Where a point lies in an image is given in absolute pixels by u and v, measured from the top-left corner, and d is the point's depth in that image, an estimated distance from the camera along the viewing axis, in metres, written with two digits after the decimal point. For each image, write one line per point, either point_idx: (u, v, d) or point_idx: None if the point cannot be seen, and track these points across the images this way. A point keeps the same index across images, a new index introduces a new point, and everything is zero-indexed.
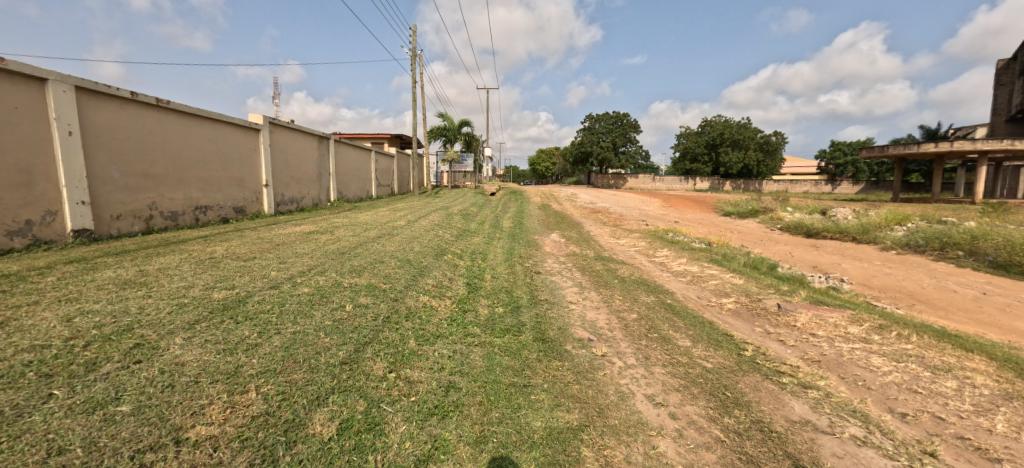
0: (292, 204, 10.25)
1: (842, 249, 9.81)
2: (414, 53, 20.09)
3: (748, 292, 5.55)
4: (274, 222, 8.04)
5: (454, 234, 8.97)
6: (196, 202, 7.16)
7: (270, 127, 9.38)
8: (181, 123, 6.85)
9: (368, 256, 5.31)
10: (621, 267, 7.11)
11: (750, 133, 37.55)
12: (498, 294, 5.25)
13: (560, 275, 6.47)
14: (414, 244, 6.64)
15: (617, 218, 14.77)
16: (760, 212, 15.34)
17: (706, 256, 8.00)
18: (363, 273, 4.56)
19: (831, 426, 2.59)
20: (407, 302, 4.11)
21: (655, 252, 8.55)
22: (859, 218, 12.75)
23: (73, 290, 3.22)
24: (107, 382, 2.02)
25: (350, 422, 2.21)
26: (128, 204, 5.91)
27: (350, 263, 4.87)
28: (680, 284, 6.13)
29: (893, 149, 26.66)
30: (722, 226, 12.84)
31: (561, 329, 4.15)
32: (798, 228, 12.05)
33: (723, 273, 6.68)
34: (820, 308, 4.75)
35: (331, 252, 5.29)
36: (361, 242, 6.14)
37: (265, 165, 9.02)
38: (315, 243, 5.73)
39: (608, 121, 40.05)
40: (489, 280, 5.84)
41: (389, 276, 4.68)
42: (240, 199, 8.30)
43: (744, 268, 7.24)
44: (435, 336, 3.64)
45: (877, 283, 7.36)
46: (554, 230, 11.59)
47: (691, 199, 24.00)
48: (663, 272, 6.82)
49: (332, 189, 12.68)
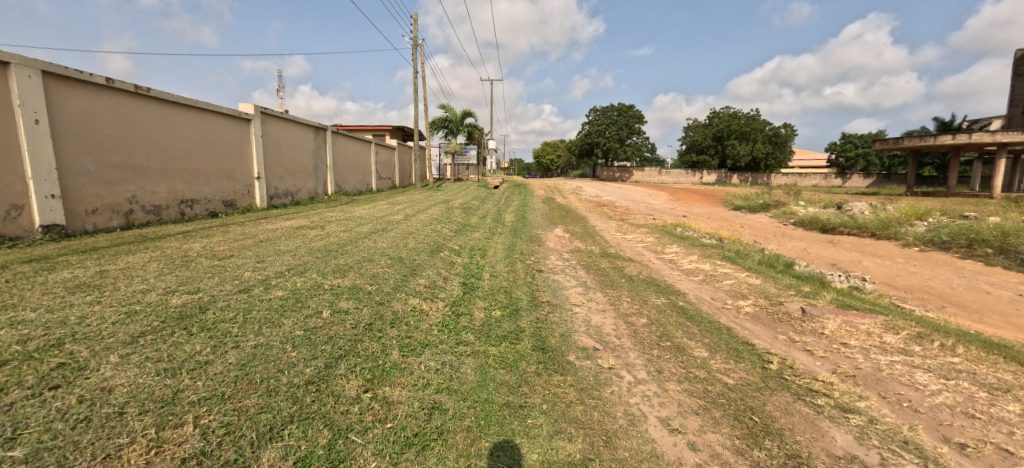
0: (287, 198, 9.91)
1: (860, 245, 9.31)
2: (415, 42, 19.62)
3: (767, 293, 5.12)
4: (264, 216, 7.69)
5: (453, 229, 8.59)
6: (181, 195, 6.81)
7: (262, 118, 9.01)
8: (165, 112, 6.50)
9: (356, 255, 4.93)
10: (628, 264, 6.70)
11: (759, 124, 36.76)
12: (496, 295, 4.87)
13: (563, 273, 6.07)
14: (408, 241, 6.24)
15: (623, 212, 14.30)
16: (773, 206, 14.76)
17: (718, 253, 7.55)
18: (347, 273, 4.18)
19: (883, 464, 2.20)
20: (394, 307, 3.72)
21: (664, 248, 8.11)
22: (876, 212, 12.21)
23: (14, 295, 2.86)
24: (5, 417, 1.67)
25: (308, 460, 1.85)
26: (105, 198, 5.58)
27: (335, 262, 4.48)
28: (692, 284, 5.71)
29: (908, 141, 25.82)
30: (733, 221, 12.38)
31: (563, 337, 3.76)
32: (812, 223, 11.52)
33: (738, 272, 6.24)
34: (850, 313, 4.30)
35: (316, 250, 4.91)
36: (351, 239, 5.75)
37: (256, 157, 8.66)
38: (300, 240, 5.35)
39: (614, 113, 39.31)
40: (487, 279, 5.46)
41: (376, 276, 4.30)
42: (230, 193, 7.95)
43: (760, 266, 6.82)
44: (423, 345, 3.27)
45: (902, 283, 6.89)
46: (558, 224, 11.16)
47: (698, 193, 23.44)
48: (673, 271, 6.39)
49: (330, 183, 12.33)
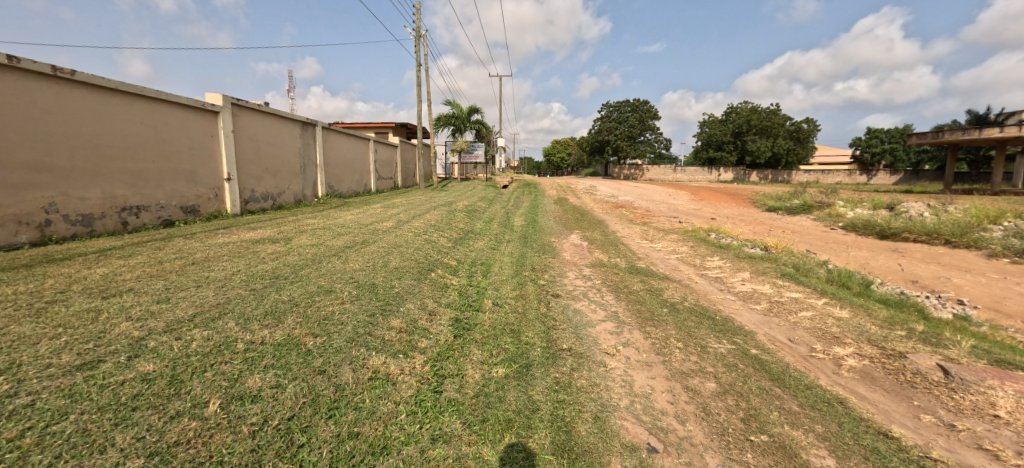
0: (266, 201, 8.75)
1: (935, 255, 7.84)
2: (418, 33, 18.51)
3: (868, 335, 3.75)
4: (228, 225, 6.51)
5: (452, 238, 7.32)
6: (122, 201, 5.66)
7: (234, 110, 7.83)
8: (98, 100, 5.37)
9: (312, 284, 3.63)
10: (665, 285, 5.33)
11: (780, 119, 34.95)
12: (499, 338, 3.57)
13: (586, 300, 4.72)
14: (391, 258, 4.96)
15: (644, 215, 12.88)
16: (813, 206, 13.18)
17: (774, 269, 6.13)
18: (285, 318, 2.92)
19: None
20: (342, 378, 2.46)
21: (704, 262, 6.73)
22: (939, 214, 10.66)
23: None
24: None
25: None
26: (8, 207, 4.46)
27: (274, 297, 3.22)
28: (757, 317, 4.34)
29: (948, 134, 23.88)
30: (772, 225, 10.89)
31: (601, 423, 2.47)
32: (866, 227, 9.98)
33: (812, 298, 4.84)
34: (1018, 378, 2.93)
35: (257, 276, 3.64)
36: (316, 257, 4.47)
37: (226, 155, 7.50)
38: (246, 261, 4.11)
39: (625, 110, 37.70)
40: (488, 311, 4.18)
41: (329, 321, 3.02)
42: (191, 197, 6.79)
43: (832, 287, 5.42)
44: (377, 455, 2.01)
45: (1014, 308, 5.45)
46: (574, 230, 9.79)
47: (721, 191, 21.86)
48: (725, 295, 5.02)
49: (320, 184, 11.16)
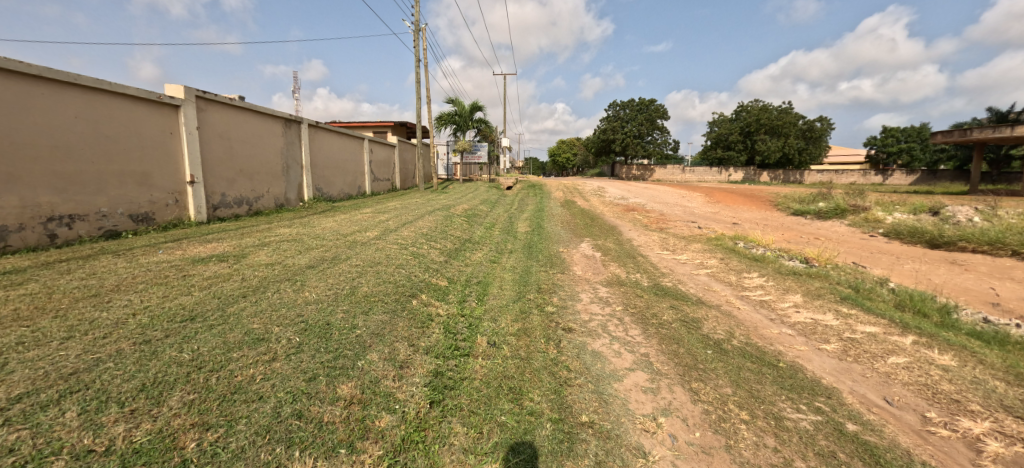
0: (238, 206, 7.82)
1: (1006, 269, 6.76)
2: (417, 27, 17.61)
3: (1003, 401, 2.75)
4: (183, 235, 5.57)
5: (445, 249, 6.34)
6: (49, 210, 4.76)
7: (200, 103, 6.91)
8: (15, 90, 4.46)
9: (239, 329, 2.64)
10: (703, 315, 4.30)
11: (794, 117, 33.68)
12: (494, 405, 2.57)
13: (607, 338, 3.70)
14: (362, 282, 3.97)
15: (660, 219, 11.83)
16: (844, 210, 12.07)
17: (830, 290, 5.08)
18: (169, 397, 1.94)
19: None
20: None
21: (740, 279, 5.70)
22: (994, 219, 9.51)
23: None
24: None
25: None
26: None
27: (167, 355, 2.24)
28: (833, 364, 3.31)
29: (977, 132, 22.58)
30: (804, 231, 9.81)
31: None
32: (913, 234, 8.89)
33: (895, 334, 3.81)
34: None
35: (165, 317, 2.67)
36: (261, 284, 3.50)
37: (189, 153, 6.58)
38: (164, 291, 3.14)
39: (633, 109, 36.63)
40: (479, 357, 3.16)
41: (239, 396, 2.04)
42: (143, 203, 5.88)
43: (910, 317, 4.37)
44: None
45: None
46: (584, 237, 8.77)
47: (737, 193, 20.70)
48: (782, 329, 3.98)
49: (306, 186, 10.24)
